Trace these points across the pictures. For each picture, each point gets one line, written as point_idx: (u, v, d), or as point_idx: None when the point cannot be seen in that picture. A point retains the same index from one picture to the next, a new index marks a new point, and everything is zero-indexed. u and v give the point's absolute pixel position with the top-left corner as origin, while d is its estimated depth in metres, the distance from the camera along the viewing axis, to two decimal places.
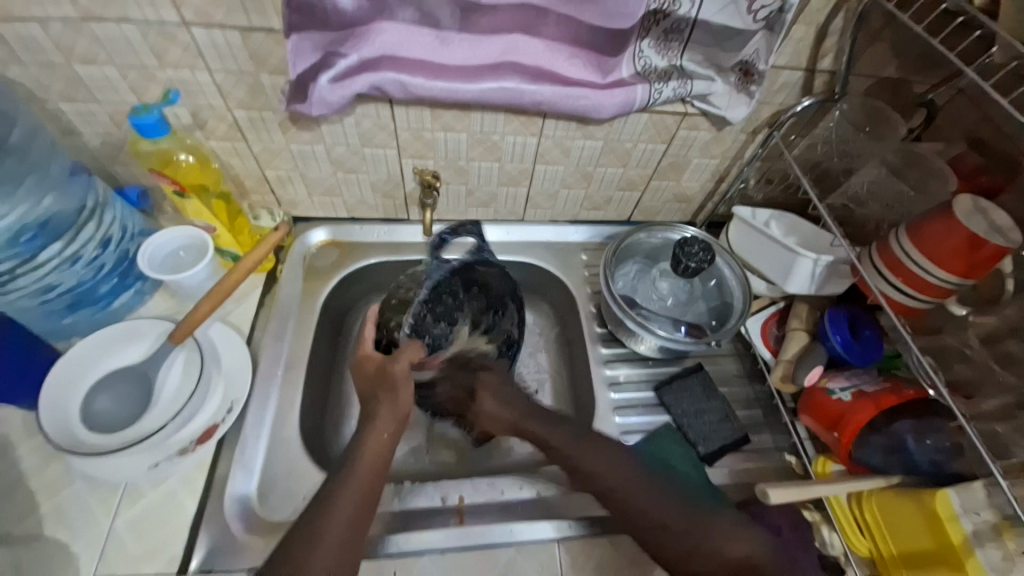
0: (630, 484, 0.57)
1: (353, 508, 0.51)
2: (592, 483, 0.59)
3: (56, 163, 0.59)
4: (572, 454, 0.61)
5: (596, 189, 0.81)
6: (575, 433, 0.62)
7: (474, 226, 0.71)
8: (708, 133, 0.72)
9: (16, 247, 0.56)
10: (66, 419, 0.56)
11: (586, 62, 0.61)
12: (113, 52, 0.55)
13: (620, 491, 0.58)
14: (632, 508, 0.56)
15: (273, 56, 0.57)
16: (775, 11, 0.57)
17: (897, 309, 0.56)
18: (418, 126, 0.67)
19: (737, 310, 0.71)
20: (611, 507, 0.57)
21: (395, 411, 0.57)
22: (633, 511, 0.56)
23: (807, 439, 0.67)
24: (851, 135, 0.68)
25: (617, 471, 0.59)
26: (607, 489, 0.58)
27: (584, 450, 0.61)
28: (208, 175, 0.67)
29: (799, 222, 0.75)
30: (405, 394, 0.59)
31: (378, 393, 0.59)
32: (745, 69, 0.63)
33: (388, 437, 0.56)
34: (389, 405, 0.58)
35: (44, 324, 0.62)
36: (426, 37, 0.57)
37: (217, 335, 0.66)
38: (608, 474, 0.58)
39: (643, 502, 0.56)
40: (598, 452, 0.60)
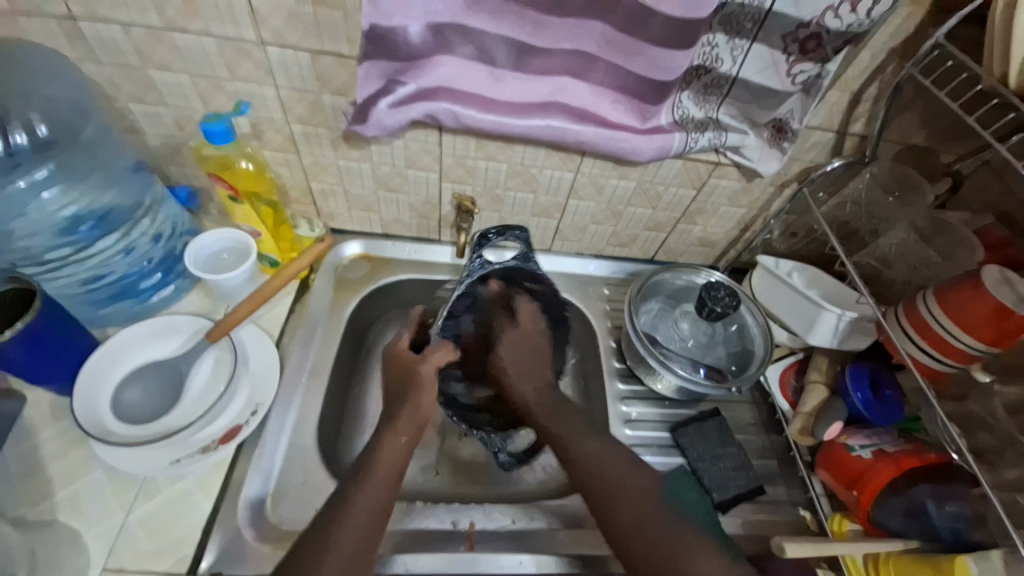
0: (621, 493, 0.55)
1: (364, 531, 0.50)
2: (587, 480, 0.56)
3: (122, 159, 0.63)
4: (575, 446, 0.59)
5: (623, 227, 0.83)
6: (584, 431, 0.60)
7: (521, 232, 0.67)
8: (738, 183, 0.74)
9: (73, 234, 0.59)
10: (95, 407, 0.57)
11: (628, 108, 0.65)
12: (189, 62, 0.59)
13: (602, 487, 0.55)
14: (618, 516, 0.54)
15: (337, 79, 0.61)
16: (813, 76, 0.61)
17: (923, 371, 0.57)
18: (462, 153, 0.70)
19: (758, 358, 0.72)
20: (599, 510, 0.55)
21: (416, 414, 0.59)
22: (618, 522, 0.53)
23: (822, 495, 0.67)
24: (879, 198, 0.71)
25: (615, 475, 0.56)
26: (600, 492, 0.55)
27: (587, 448, 0.58)
28: (263, 184, 0.69)
29: (820, 276, 0.77)
30: (427, 397, 0.60)
31: (404, 390, 0.61)
32: (779, 127, 0.66)
33: (404, 442, 0.57)
34: (413, 404, 0.60)
35: (83, 312, 0.64)
36: (482, 73, 0.60)
37: (248, 337, 0.67)
38: (606, 473, 0.56)
39: (631, 513, 0.53)
40: (603, 449, 0.58)
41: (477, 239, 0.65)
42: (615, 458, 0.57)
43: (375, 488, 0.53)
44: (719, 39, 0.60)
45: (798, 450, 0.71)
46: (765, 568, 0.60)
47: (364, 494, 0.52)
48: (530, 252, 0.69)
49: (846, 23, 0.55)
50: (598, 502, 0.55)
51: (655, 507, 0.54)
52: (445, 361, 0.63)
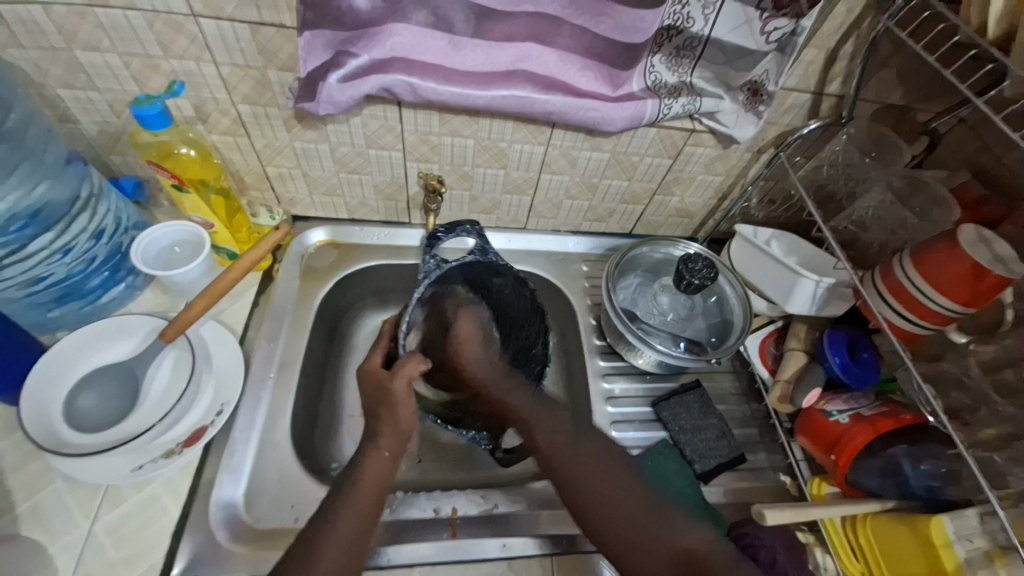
0: (586, 470, 0.54)
1: (355, 526, 0.50)
2: (554, 471, 0.56)
3: (52, 151, 0.57)
4: (544, 439, 0.58)
5: (599, 201, 0.81)
6: (547, 414, 0.60)
7: (471, 225, 0.68)
8: (714, 150, 0.72)
9: (5, 235, 0.53)
10: (47, 412, 0.54)
11: (598, 75, 0.61)
12: (116, 40, 0.54)
13: (568, 477, 0.54)
14: (590, 499, 0.52)
15: (283, 53, 0.56)
16: (788, 34, 0.58)
17: (900, 336, 0.56)
18: (426, 130, 0.66)
19: (737, 329, 0.71)
20: (567, 487, 0.54)
21: (397, 428, 0.58)
22: (586, 501, 0.52)
23: (801, 459, 0.68)
24: (855, 159, 0.69)
25: (587, 460, 0.55)
26: (568, 475, 0.54)
27: (551, 432, 0.58)
28: (210, 170, 0.64)
29: (797, 241, 0.76)
30: (404, 410, 0.60)
31: (378, 407, 0.60)
32: (755, 89, 0.64)
33: (388, 456, 0.57)
34: (390, 420, 0.59)
35: (29, 317, 0.60)
36: (439, 41, 0.56)
37: (209, 333, 0.64)
38: (577, 465, 0.55)
39: (601, 492, 0.52)
40: (568, 433, 0.58)
41: (427, 238, 0.66)
42: (585, 446, 0.56)
43: (364, 506, 0.52)
44: None
45: (779, 417, 0.71)
46: (746, 534, 0.61)
47: (350, 509, 0.51)
48: (486, 244, 0.68)
49: None
50: (569, 484, 0.54)
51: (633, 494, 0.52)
52: (416, 372, 0.61)
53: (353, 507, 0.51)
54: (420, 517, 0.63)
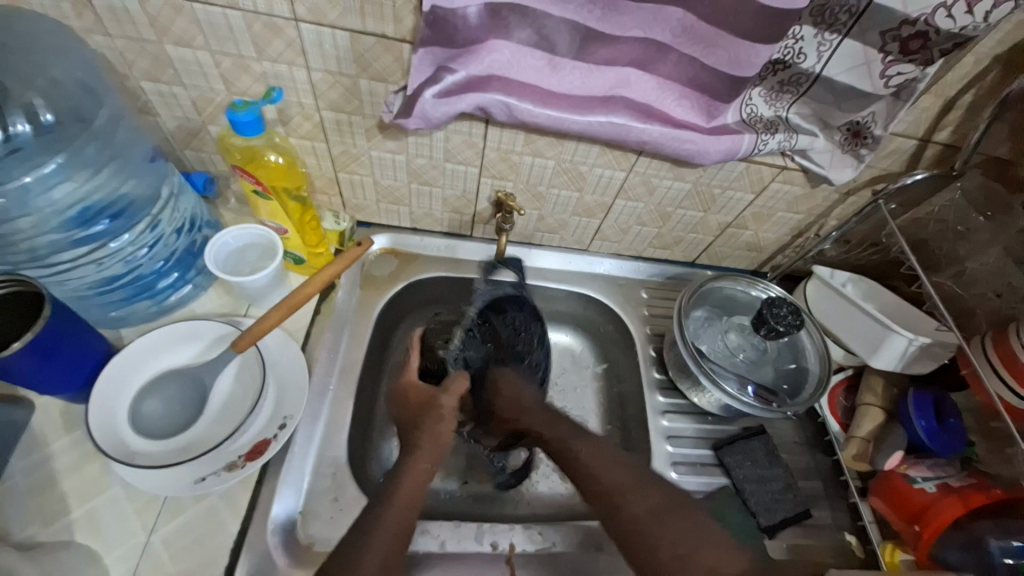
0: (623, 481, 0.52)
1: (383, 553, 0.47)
2: (587, 481, 0.54)
3: (138, 148, 0.57)
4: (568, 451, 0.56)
5: (669, 229, 0.78)
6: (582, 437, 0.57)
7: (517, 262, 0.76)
8: (801, 189, 0.69)
9: (86, 231, 0.54)
10: (115, 422, 0.54)
11: (694, 104, 0.58)
12: (211, 38, 0.52)
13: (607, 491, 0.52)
14: (629, 513, 0.50)
15: (378, 62, 0.54)
16: (910, 79, 0.54)
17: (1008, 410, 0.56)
18: (507, 148, 0.64)
19: (813, 378, 0.69)
20: (608, 509, 0.51)
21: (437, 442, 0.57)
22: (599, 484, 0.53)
23: (871, 522, 0.65)
24: (967, 216, 0.66)
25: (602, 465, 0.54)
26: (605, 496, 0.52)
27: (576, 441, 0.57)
28: (294, 179, 0.63)
29: (876, 288, 0.73)
30: (446, 427, 0.58)
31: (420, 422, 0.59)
32: (856, 130, 0.60)
33: (426, 469, 0.54)
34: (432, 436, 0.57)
35: (96, 313, 0.60)
36: (538, 61, 0.53)
37: (275, 342, 0.63)
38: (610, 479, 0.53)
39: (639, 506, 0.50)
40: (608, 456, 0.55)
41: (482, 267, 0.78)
42: (606, 460, 0.54)
43: (403, 514, 0.50)
44: (806, 31, 0.53)
45: (849, 475, 0.69)
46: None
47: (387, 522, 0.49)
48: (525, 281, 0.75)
49: (960, 25, 0.49)
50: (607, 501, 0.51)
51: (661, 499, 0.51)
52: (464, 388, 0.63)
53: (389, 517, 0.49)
54: (475, 552, 0.61)
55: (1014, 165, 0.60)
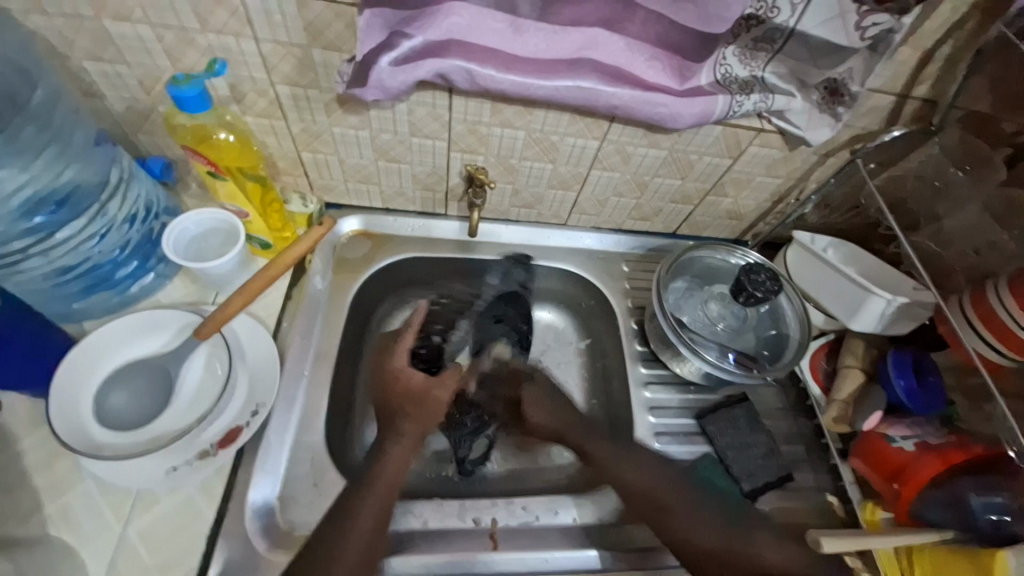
0: (675, 497, 0.58)
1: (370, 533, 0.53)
2: (632, 496, 0.60)
3: (80, 131, 0.54)
4: (614, 470, 0.61)
5: (647, 199, 0.76)
6: (618, 447, 0.63)
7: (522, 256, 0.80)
8: (779, 152, 0.67)
9: (31, 221, 0.52)
10: (77, 417, 0.52)
11: (666, 65, 0.55)
12: (151, 10, 0.49)
13: (659, 498, 0.58)
14: (684, 529, 0.55)
15: (329, 30, 0.51)
16: (885, 30, 0.52)
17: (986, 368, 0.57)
18: (475, 119, 0.62)
19: (793, 343, 0.68)
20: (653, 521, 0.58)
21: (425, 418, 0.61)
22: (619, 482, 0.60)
23: (851, 482, 0.66)
24: (945, 172, 0.64)
25: (654, 481, 0.59)
26: (652, 506, 0.58)
27: (627, 463, 0.61)
28: (247, 158, 0.60)
29: (857, 252, 0.72)
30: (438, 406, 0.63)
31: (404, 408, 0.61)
32: (834, 88, 0.58)
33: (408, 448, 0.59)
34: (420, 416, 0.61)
35: (53, 308, 0.57)
36: (500, 23, 0.51)
37: (242, 327, 0.61)
38: (666, 495, 0.58)
39: (694, 528, 0.55)
40: (658, 476, 0.60)
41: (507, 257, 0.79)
42: (648, 464, 0.61)
43: (379, 501, 0.55)
44: None
45: (830, 438, 0.69)
46: None
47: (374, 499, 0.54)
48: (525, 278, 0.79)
49: None
50: (653, 515, 0.58)
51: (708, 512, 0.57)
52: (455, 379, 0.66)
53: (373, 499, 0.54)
54: (458, 529, 0.61)
55: (996, 120, 0.58)
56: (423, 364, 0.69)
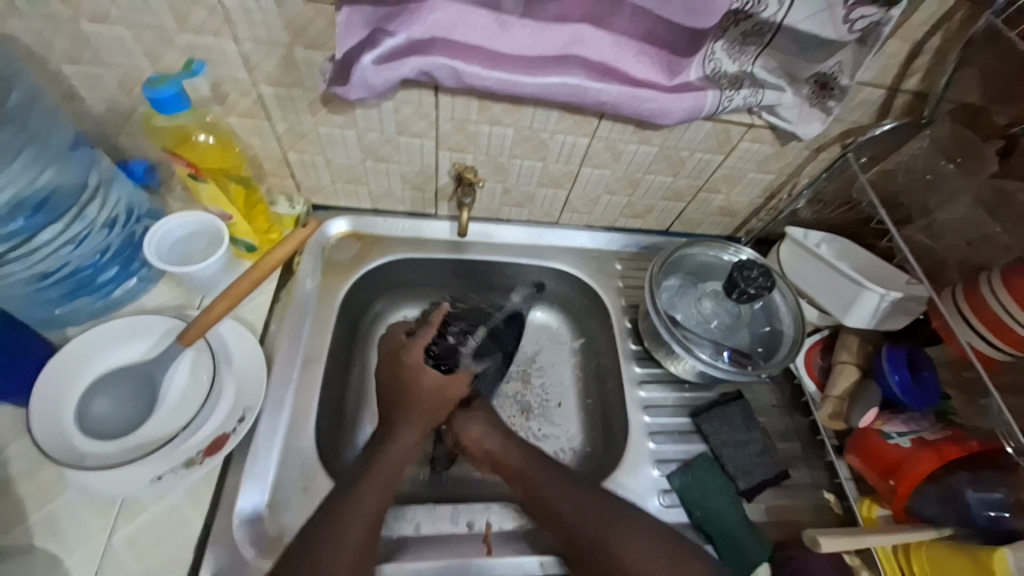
0: (609, 527, 0.56)
1: (363, 536, 0.53)
2: (559, 525, 0.57)
3: (57, 134, 0.54)
4: (544, 499, 0.59)
5: (639, 197, 0.75)
6: (554, 480, 0.60)
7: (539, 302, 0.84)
8: (771, 147, 0.67)
9: (8, 226, 0.51)
10: (60, 425, 0.51)
11: (654, 60, 0.54)
12: (128, 10, 0.48)
13: (596, 537, 0.56)
14: (620, 561, 0.54)
15: (311, 28, 0.50)
16: (874, 23, 0.52)
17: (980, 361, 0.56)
18: (462, 117, 0.61)
19: (787, 340, 0.68)
20: (590, 552, 0.56)
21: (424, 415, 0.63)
22: (550, 514, 0.58)
23: (848, 479, 0.65)
24: (936, 163, 0.64)
25: (584, 510, 0.57)
26: (588, 536, 0.56)
27: (557, 495, 0.59)
28: (230, 159, 0.60)
29: (850, 247, 0.71)
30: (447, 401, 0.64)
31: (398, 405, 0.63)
32: (823, 82, 0.58)
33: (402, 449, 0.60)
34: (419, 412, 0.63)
35: (35, 314, 0.56)
36: (484, 19, 0.50)
37: (228, 333, 0.60)
38: (593, 526, 0.56)
39: (632, 559, 0.54)
40: (587, 502, 0.58)
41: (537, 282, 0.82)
42: (582, 493, 0.59)
43: (377, 492, 0.56)
44: None
45: (826, 434, 0.69)
46: (793, 557, 0.60)
47: (364, 496, 0.55)
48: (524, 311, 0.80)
49: None
50: (588, 546, 0.56)
51: (641, 539, 0.55)
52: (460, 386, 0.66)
53: (364, 497, 0.55)
54: (451, 533, 0.61)
55: (985, 112, 0.57)
56: (432, 360, 0.68)
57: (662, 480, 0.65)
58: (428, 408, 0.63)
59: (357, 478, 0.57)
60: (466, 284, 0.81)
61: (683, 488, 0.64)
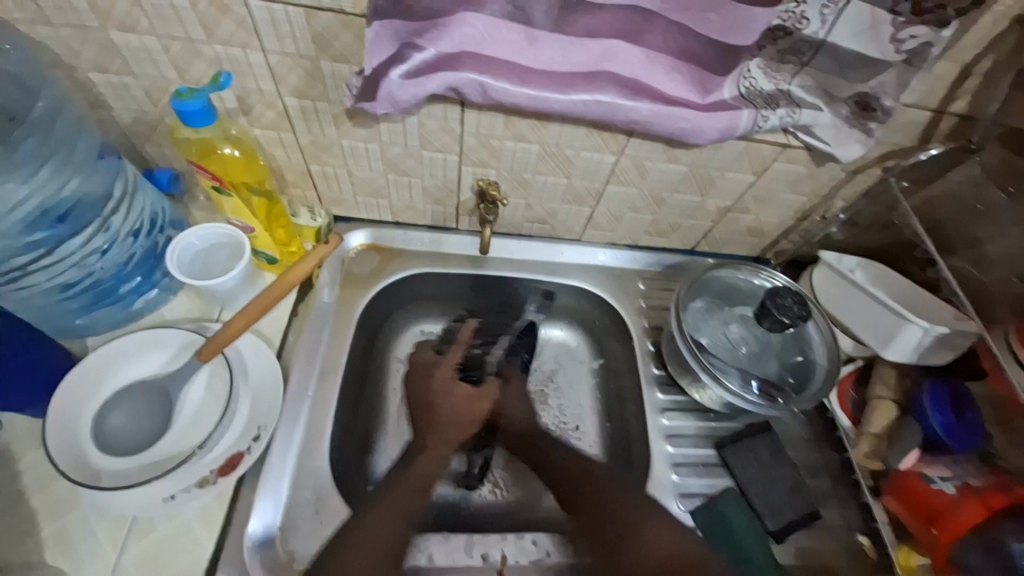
0: (604, 474, 0.59)
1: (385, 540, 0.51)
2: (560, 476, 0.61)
3: (84, 142, 0.53)
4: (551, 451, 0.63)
5: (665, 216, 0.73)
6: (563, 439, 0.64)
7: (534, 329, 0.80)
8: (805, 168, 0.64)
9: (34, 236, 0.51)
10: (75, 440, 0.51)
11: (688, 78, 0.52)
12: (157, 22, 0.47)
13: (591, 478, 0.59)
14: (607, 497, 0.57)
15: (339, 41, 0.50)
16: (922, 43, 0.49)
17: None
18: (488, 133, 0.60)
19: (820, 371, 0.65)
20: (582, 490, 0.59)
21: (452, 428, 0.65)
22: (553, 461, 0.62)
23: (885, 523, 0.62)
24: (986, 192, 0.61)
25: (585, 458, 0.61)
26: (581, 476, 0.60)
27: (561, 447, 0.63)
28: (253, 173, 0.59)
29: (885, 274, 0.68)
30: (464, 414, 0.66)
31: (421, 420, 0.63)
32: (864, 102, 0.55)
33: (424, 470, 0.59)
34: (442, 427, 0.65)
35: (56, 324, 0.56)
36: (514, 34, 0.48)
37: (246, 347, 0.59)
38: (592, 471, 0.60)
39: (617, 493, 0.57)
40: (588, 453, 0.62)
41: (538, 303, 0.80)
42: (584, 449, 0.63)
43: (402, 503, 0.55)
44: None
45: (861, 474, 0.65)
46: None
47: (382, 517, 0.53)
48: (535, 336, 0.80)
49: None
50: (581, 486, 0.59)
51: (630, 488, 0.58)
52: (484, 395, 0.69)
53: (378, 521, 0.53)
54: (465, 565, 0.61)
55: None
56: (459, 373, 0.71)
57: (685, 516, 0.63)
58: (454, 424, 0.65)
59: (380, 494, 0.56)
60: (482, 299, 0.79)
61: (707, 526, 0.62)
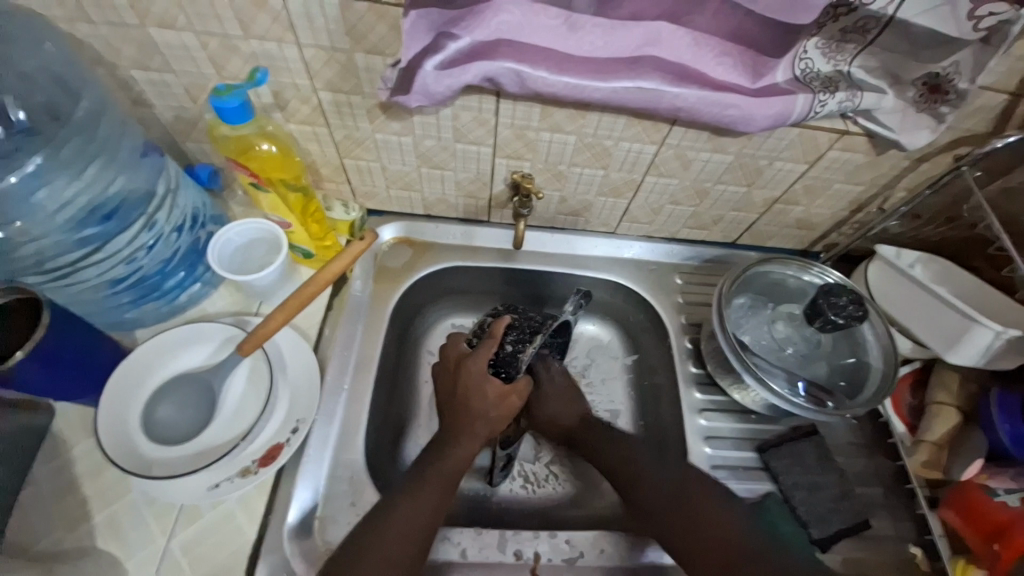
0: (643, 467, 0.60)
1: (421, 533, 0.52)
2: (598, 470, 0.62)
3: (127, 140, 0.54)
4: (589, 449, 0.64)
5: (707, 207, 0.70)
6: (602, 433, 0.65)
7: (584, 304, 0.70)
8: (864, 157, 0.59)
9: (84, 233, 0.52)
10: (125, 428, 0.52)
11: (738, 62, 0.49)
12: (194, 18, 0.47)
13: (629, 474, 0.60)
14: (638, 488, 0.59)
15: (373, 33, 0.48)
16: (1006, 18, 0.44)
17: None
18: (523, 124, 0.58)
19: (875, 374, 0.61)
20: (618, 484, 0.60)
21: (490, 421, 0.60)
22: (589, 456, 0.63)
23: (941, 536, 0.58)
24: None
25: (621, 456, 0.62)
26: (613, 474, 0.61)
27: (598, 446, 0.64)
28: (290, 168, 0.59)
29: (952, 270, 0.64)
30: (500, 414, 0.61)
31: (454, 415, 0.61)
32: (936, 84, 0.50)
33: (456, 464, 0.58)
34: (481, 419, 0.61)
35: (106, 317, 0.59)
36: (553, 20, 0.46)
37: (284, 341, 0.60)
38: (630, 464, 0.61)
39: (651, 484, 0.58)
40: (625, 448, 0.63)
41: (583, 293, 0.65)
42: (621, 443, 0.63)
43: (433, 499, 0.55)
44: None
45: (916, 483, 0.61)
46: None
47: (416, 510, 0.53)
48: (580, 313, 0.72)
49: None
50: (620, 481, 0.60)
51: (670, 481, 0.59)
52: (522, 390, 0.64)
53: (410, 512, 0.53)
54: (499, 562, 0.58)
55: None
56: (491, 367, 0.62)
57: None
58: (490, 418, 0.60)
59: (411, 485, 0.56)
60: (515, 292, 0.78)
61: None
